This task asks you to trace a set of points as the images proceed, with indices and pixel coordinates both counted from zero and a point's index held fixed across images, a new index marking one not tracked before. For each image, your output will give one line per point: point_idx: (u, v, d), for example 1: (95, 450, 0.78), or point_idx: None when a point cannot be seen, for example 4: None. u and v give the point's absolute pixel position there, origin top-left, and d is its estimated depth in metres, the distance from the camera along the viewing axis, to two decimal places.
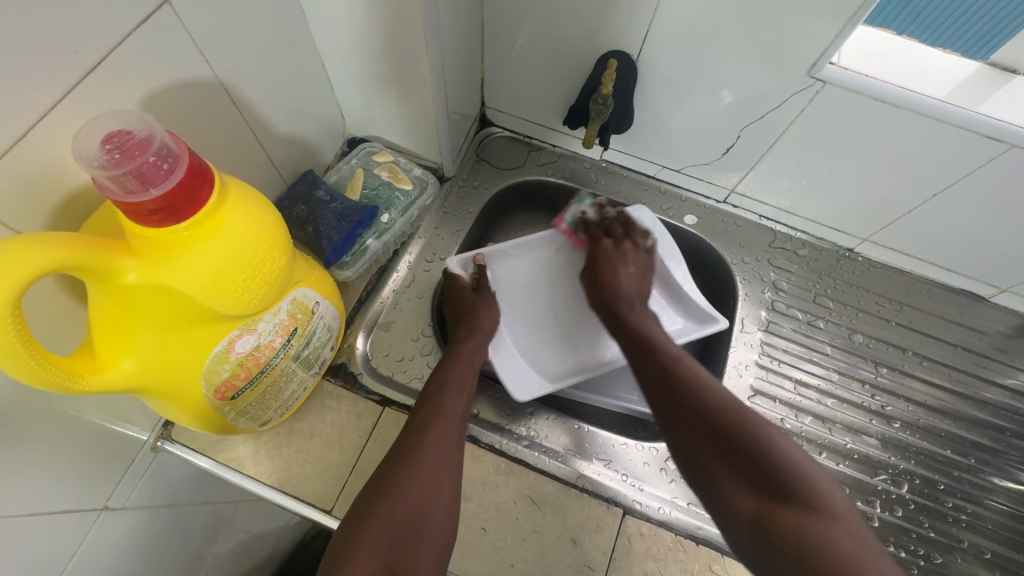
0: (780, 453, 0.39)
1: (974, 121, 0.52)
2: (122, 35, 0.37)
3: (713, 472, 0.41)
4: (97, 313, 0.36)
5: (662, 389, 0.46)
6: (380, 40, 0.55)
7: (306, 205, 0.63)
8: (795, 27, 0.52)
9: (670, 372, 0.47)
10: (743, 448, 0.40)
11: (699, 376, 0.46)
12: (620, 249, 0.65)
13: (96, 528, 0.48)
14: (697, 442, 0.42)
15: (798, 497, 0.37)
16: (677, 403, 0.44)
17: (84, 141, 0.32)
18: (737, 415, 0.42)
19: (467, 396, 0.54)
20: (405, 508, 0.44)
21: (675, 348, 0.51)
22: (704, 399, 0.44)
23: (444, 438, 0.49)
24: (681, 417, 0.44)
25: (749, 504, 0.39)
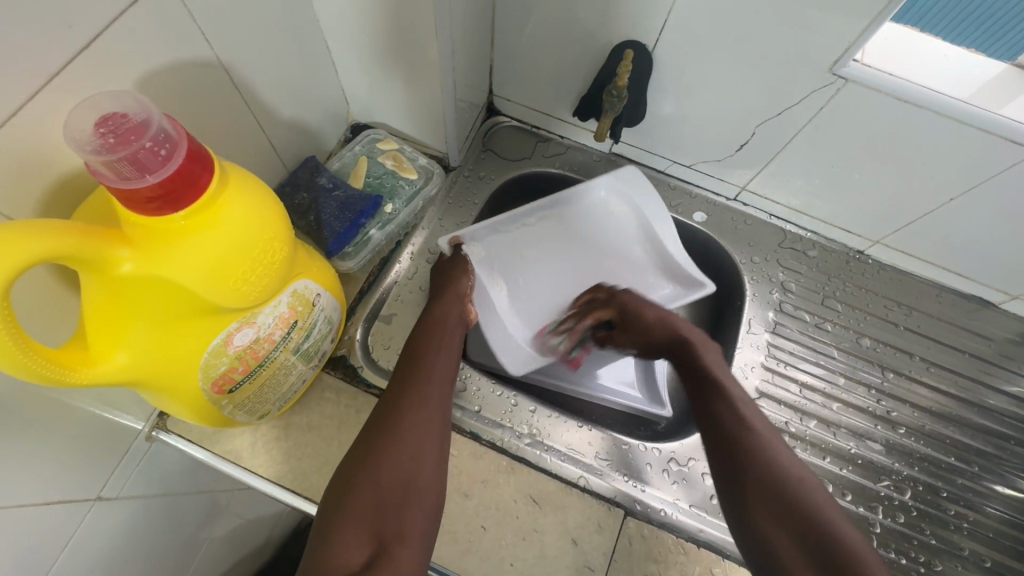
0: (852, 543, 0.38)
1: (999, 126, 0.51)
2: (118, 11, 0.35)
3: (783, 555, 0.40)
4: (90, 303, 0.35)
5: (736, 446, 0.46)
6: (388, 24, 0.53)
7: (308, 193, 0.61)
8: (819, 22, 0.50)
9: (745, 426, 0.47)
10: (814, 529, 0.40)
11: (771, 438, 0.46)
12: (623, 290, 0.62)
13: (90, 519, 0.47)
14: (768, 520, 0.42)
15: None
16: (749, 469, 0.44)
17: (75, 124, 0.30)
18: (810, 498, 0.41)
19: (447, 356, 0.53)
20: (389, 473, 0.44)
21: (746, 398, 0.50)
22: (778, 468, 0.43)
23: (424, 399, 0.49)
24: (752, 485, 0.43)
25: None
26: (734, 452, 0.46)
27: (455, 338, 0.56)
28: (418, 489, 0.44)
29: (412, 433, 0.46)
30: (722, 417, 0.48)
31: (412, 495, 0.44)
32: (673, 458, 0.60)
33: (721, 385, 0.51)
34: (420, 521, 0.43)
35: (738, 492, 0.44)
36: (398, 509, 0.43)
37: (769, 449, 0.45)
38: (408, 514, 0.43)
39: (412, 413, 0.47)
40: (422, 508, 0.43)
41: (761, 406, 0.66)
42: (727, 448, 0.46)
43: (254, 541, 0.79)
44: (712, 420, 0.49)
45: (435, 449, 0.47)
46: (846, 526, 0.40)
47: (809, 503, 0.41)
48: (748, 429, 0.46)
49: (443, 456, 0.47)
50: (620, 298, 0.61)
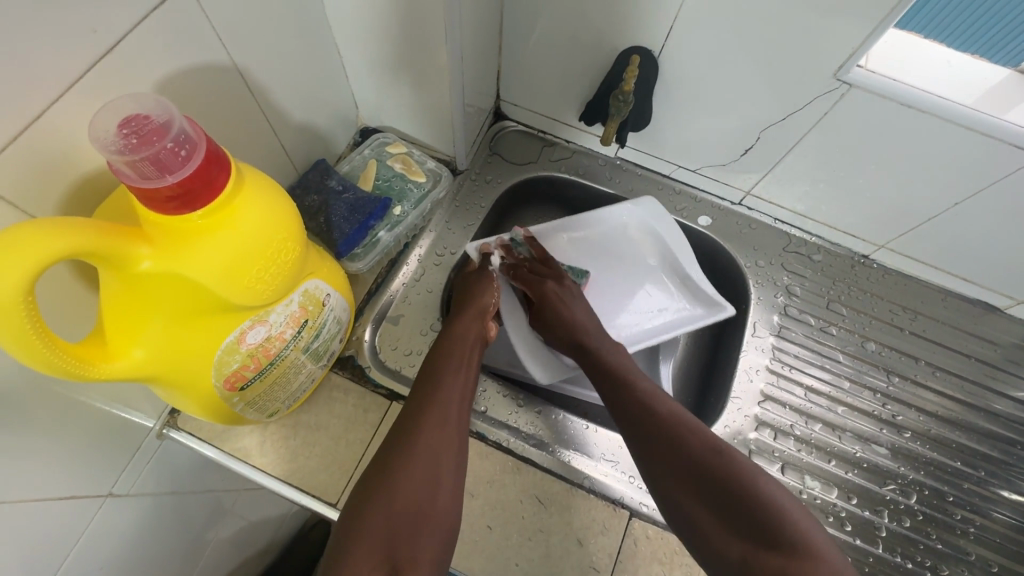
0: (760, 493, 0.43)
1: (1002, 130, 0.51)
2: (139, 17, 0.36)
3: (699, 519, 0.44)
4: (108, 299, 0.36)
5: (643, 429, 0.50)
6: (398, 30, 0.54)
7: (318, 195, 0.62)
8: (822, 28, 0.50)
9: (650, 410, 0.51)
10: (722, 489, 0.44)
11: (674, 415, 0.50)
12: (564, 284, 0.63)
13: (101, 514, 0.48)
14: (683, 488, 0.46)
15: (780, 538, 0.40)
16: (658, 448, 0.48)
17: (99, 125, 0.31)
18: (719, 459, 0.45)
19: (465, 376, 0.54)
20: (404, 496, 0.44)
21: (648, 383, 0.54)
22: (682, 441, 0.47)
23: (441, 422, 0.49)
24: (663, 461, 0.47)
25: (735, 542, 0.42)
26: (644, 435, 0.49)
27: (473, 356, 0.57)
28: (433, 513, 0.45)
29: (429, 456, 0.47)
30: (630, 405, 0.52)
31: (427, 519, 0.44)
32: None
33: (625, 376, 0.55)
34: (433, 545, 0.44)
35: (654, 471, 0.48)
36: (412, 535, 0.43)
37: (674, 425, 0.49)
38: (422, 539, 0.43)
39: (431, 436, 0.48)
40: (436, 532, 0.44)
41: (766, 409, 0.66)
42: (639, 432, 0.50)
43: (259, 541, 0.79)
44: (620, 410, 0.53)
45: (451, 473, 0.47)
46: (761, 480, 0.44)
47: (718, 465, 0.45)
48: (652, 413, 0.50)
49: (458, 478, 0.48)
50: (549, 286, 0.63)
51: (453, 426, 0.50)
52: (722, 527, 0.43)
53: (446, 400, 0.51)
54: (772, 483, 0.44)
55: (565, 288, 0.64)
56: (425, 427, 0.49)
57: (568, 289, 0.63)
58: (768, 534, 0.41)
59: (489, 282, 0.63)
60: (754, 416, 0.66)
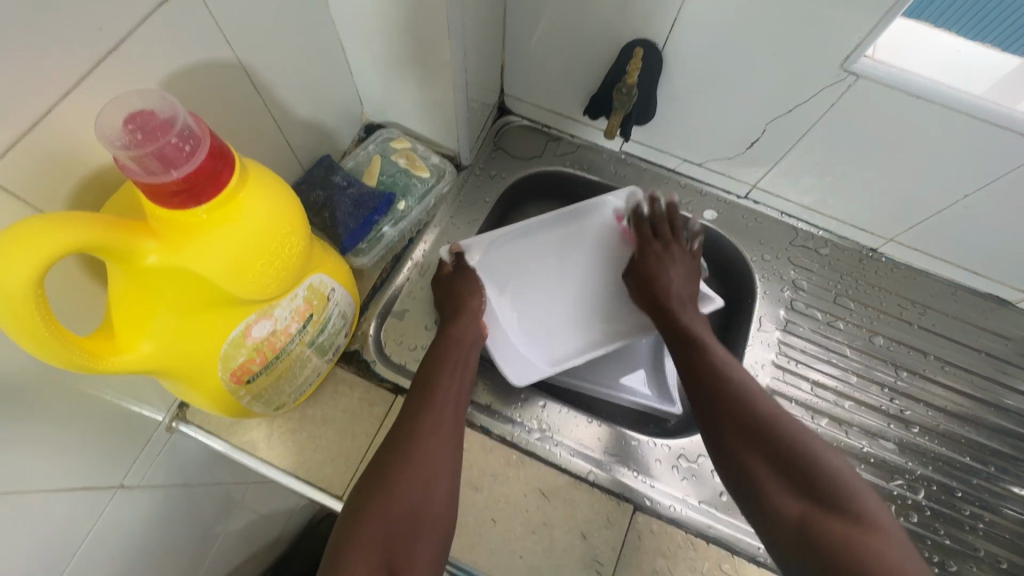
0: (828, 465, 0.43)
1: (1013, 120, 0.51)
2: (144, 14, 0.36)
3: (757, 478, 0.44)
4: (117, 293, 0.36)
5: (712, 391, 0.50)
6: (402, 25, 0.54)
7: (323, 190, 0.62)
8: (829, 20, 0.50)
9: (720, 374, 0.51)
10: (789, 458, 0.44)
11: (744, 382, 0.50)
12: (670, 248, 0.65)
13: (113, 505, 0.49)
14: (747, 452, 0.46)
15: (843, 508, 0.40)
16: (726, 412, 0.48)
17: (106, 120, 0.32)
18: (786, 428, 0.45)
19: (462, 378, 0.55)
20: (402, 498, 0.45)
21: (722, 351, 0.54)
22: (750, 408, 0.47)
23: (438, 423, 0.50)
24: (731, 423, 0.47)
25: (793, 506, 0.42)
26: (715, 400, 0.49)
27: (470, 356, 0.57)
28: (430, 516, 0.45)
29: (424, 458, 0.47)
30: (700, 363, 0.53)
31: (424, 522, 0.45)
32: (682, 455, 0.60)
33: (704, 341, 0.55)
34: (428, 548, 0.44)
35: (717, 430, 0.48)
36: (408, 538, 0.44)
37: (742, 389, 0.49)
38: (417, 542, 0.44)
39: (425, 438, 0.48)
40: (432, 537, 0.45)
41: None
42: (708, 397, 0.50)
43: (267, 535, 0.80)
44: (693, 372, 0.53)
45: (445, 475, 0.48)
46: (833, 460, 0.43)
47: (788, 435, 0.45)
48: (728, 377, 0.50)
49: (453, 482, 0.48)
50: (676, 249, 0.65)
51: (448, 427, 0.50)
52: (781, 489, 0.43)
53: (441, 402, 0.51)
54: (839, 461, 0.44)
55: (670, 252, 0.65)
56: (422, 429, 0.49)
57: (672, 252, 0.65)
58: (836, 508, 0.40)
59: (475, 283, 0.62)
60: None
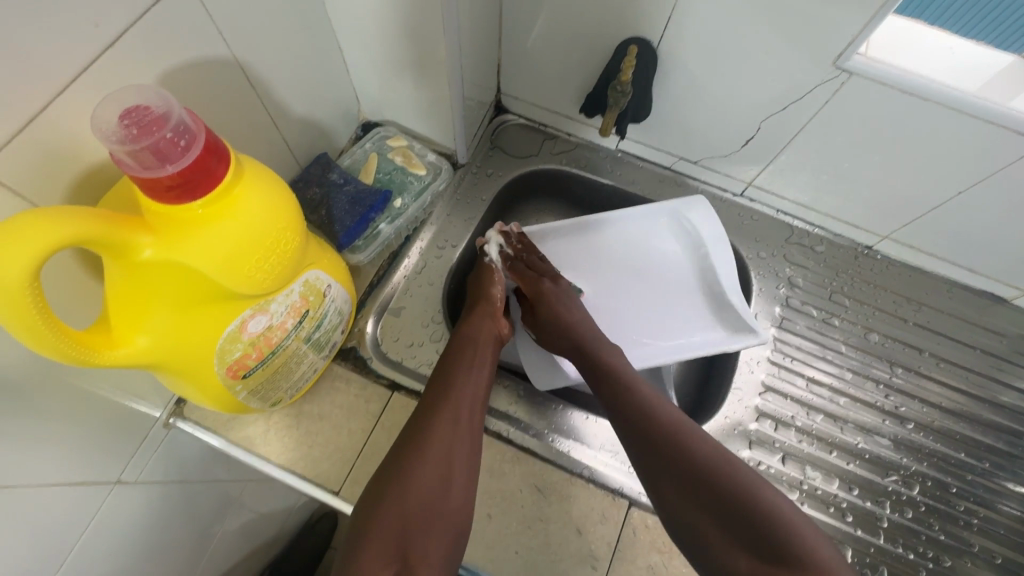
0: (768, 506, 0.43)
1: (1004, 117, 0.51)
2: (140, 10, 0.37)
3: (704, 530, 0.44)
4: (113, 287, 0.37)
5: (646, 440, 0.49)
6: (398, 24, 0.55)
7: (319, 188, 0.63)
8: (821, 17, 0.50)
9: (650, 417, 0.50)
10: (732, 504, 0.44)
11: (678, 423, 0.49)
12: (558, 283, 0.63)
13: (110, 500, 0.49)
14: (688, 505, 0.45)
15: (788, 552, 0.40)
16: (662, 461, 0.48)
17: (101, 116, 0.32)
18: (721, 470, 0.45)
19: (482, 375, 0.55)
20: (417, 493, 0.45)
21: (647, 389, 0.53)
22: (688, 455, 0.47)
23: (455, 419, 0.50)
24: (669, 472, 0.47)
25: (742, 559, 0.42)
26: (650, 447, 0.49)
27: (487, 354, 0.57)
28: (444, 511, 0.46)
29: (441, 453, 0.48)
30: (628, 406, 0.52)
31: (438, 516, 0.45)
32: None
33: (626, 380, 0.54)
34: (440, 544, 0.44)
35: (656, 479, 0.48)
36: (423, 530, 0.44)
37: (677, 432, 0.49)
38: (431, 536, 0.44)
39: (443, 434, 0.49)
40: (445, 528, 0.45)
41: (767, 400, 0.66)
42: (643, 444, 0.49)
43: (265, 533, 0.80)
44: (621, 420, 0.52)
45: (463, 469, 0.48)
46: (772, 496, 0.44)
47: (724, 478, 0.45)
48: (661, 422, 0.50)
49: (471, 478, 0.48)
50: (546, 286, 0.62)
51: (467, 423, 0.50)
52: (728, 541, 0.43)
53: (459, 400, 0.51)
54: (780, 498, 0.44)
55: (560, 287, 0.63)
56: (440, 425, 0.49)
57: (563, 287, 0.63)
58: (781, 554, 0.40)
59: (491, 277, 0.63)
60: (755, 407, 0.66)
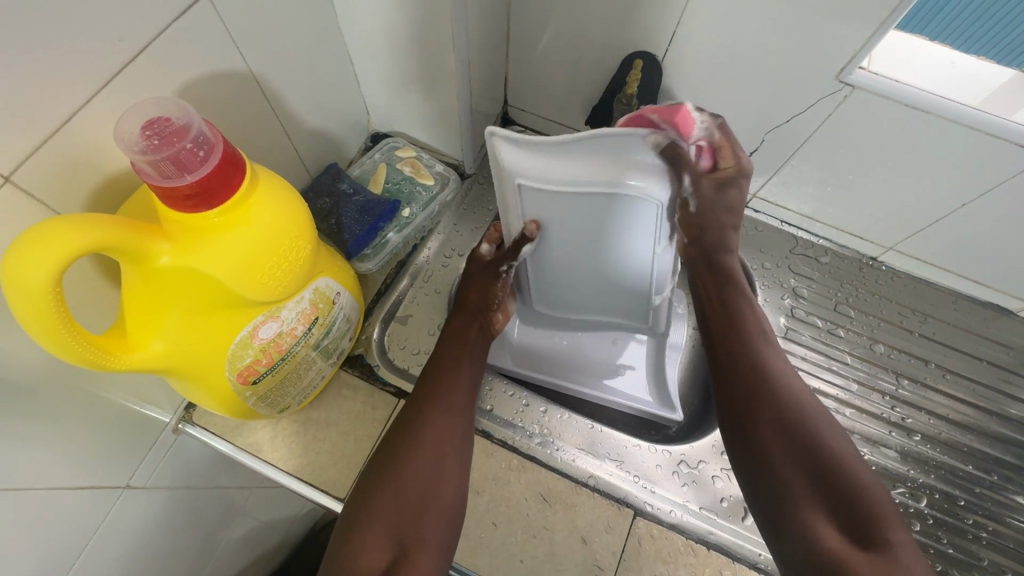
0: (855, 478, 0.40)
1: (1006, 130, 0.51)
2: (161, 26, 0.38)
3: (783, 477, 0.42)
4: (129, 293, 0.37)
5: (742, 379, 0.46)
6: (409, 39, 0.56)
7: (329, 197, 0.64)
8: (823, 33, 0.51)
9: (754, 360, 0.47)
10: (823, 459, 0.41)
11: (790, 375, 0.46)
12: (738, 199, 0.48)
13: (119, 504, 0.50)
14: (780, 449, 0.42)
15: (866, 528, 0.38)
16: (762, 401, 0.45)
17: (125, 127, 0.33)
18: (819, 431, 0.43)
19: (474, 367, 0.55)
20: (408, 481, 0.45)
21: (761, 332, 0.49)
22: (787, 404, 0.44)
23: (446, 408, 0.50)
24: (766, 409, 0.44)
25: (819, 520, 0.39)
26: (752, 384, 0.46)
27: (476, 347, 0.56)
28: (439, 498, 0.45)
29: (433, 438, 0.48)
30: (732, 346, 0.48)
31: (432, 504, 0.45)
32: (683, 461, 0.60)
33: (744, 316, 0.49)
34: (438, 529, 0.44)
35: (745, 417, 0.45)
36: (416, 516, 0.44)
37: (794, 396, 0.44)
38: (427, 522, 0.44)
39: (431, 417, 0.49)
40: (441, 517, 0.45)
41: None
42: (742, 377, 0.46)
43: (269, 541, 0.80)
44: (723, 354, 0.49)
45: (455, 458, 0.48)
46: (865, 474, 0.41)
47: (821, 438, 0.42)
48: (780, 391, 0.45)
49: (463, 462, 0.48)
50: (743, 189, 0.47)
51: (457, 413, 0.50)
52: (809, 499, 0.40)
53: (456, 390, 0.51)
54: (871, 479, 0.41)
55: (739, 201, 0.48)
56: (431, 410, 0.49)
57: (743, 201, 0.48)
58: (858, 526, 0.38)
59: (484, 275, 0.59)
60: None
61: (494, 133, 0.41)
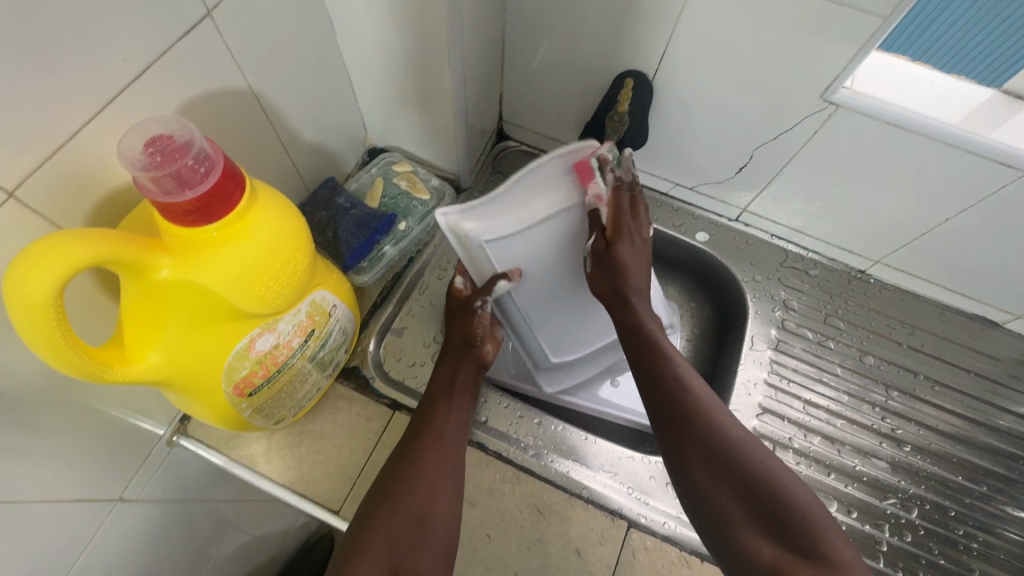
0: (792, 499, 0.41)
1: (986, 147, 0.53)
2: (164, 46, 0.39)
3: (721, 508, 0.43)
4: (128, 305, 0.38)
5: (675, 413, 0.48)
6: (406, 57, 0.57)
7: (327, 211, 0.65)
8: (807, 52, 0.53)
9: (683, 393, 0.48)
10: (756, 488, 0.42)
11: (709, 403, 0.48)
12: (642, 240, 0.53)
13: (112, 516, 0.50)
14: (711, 483, 0.44)
15: (807, 546, 0.39)
16: (685, 439, 0.46)
17: (128, 144, 0.34)
18: (750, 456, 0.44)
19: (468, 402, 0.56)
20: (404, 508, 0.46)
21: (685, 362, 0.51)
22: (717, 433, 0.45)
23: (441, 439, 0.51)
24: (691, 447, 0.46)
25: (761, 546, 0.41)
26: (675, 425, 0.47)
27: (470, 385, 0.57)
28: (435, 528, 0.46)
29: (428, 468, 0.48)
30: (663, 383, 0.49)
31: (427, 533, 0.45)
32: None
33: (664, 352, 0.51)
34: (433, 559, 0.44)
35: (677, 453, 0.47)
36: (414, 544, 0.44)
37: (722, 422, 0.46)
38: (423, 551, 0.44)
39: (426, 449, 0.50)
40: (437, 546, 0.45)
41: (764, 421, 0.67)
42: (665, 418, 0.48)
43: (261, 555, 0.80)
44: (652, 390, 0.50)
45: (450, 487, 0.48)
46: (799, 488, 0.43)
47: (751, 462, 0.43)
48: (711, 420, 0.46)
49: (456, 491, 0.49)
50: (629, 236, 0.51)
51: (450, 444, 0.51)
52: (748, 526, 0.42)
53: (448, 423, 0.53)
54: (806, 492, 0.43)
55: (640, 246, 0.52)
56: (423, 446, 0.50)
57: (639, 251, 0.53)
58: (801, 545, 0.39)
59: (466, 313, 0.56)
60: (753, 428, 0.67)
61: (445, 217, 0.50)
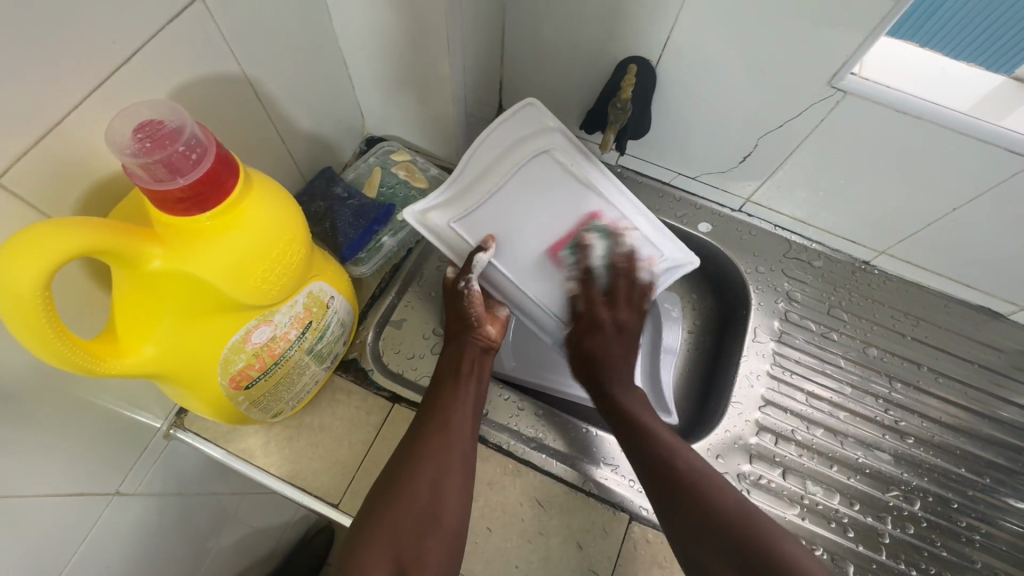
0: (792, 560, 0.42)
1: (995, 135, 0.52)
2: (153, 29, 0.38)
3: None
4: (119, 296, 0.37)
5: (665, 487, 0.48)
6: (404, 43, 0.56)
7: (324, 201, 0.64)
8: (815, 38, 0.52)
9: (668, 464, 0.48)
10: (758, 557, 0.42)
11: (698, 472, 0.48)
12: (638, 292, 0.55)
13: (108, 511, 0.49)
14: (709, 559, 0.44)
15: None
16: (679, 511, 0.46)
17: (116, 130, 0.33)
18: (745, 523, 0.44)
19: (476, 385, 0.55)
20: (408, 499, 0.46)
21: (668, 435, 0.51)
22: (710, 503, 0.46)
23: (446, 425, 0.50)
24: (686, 523, 0.46)
25: None
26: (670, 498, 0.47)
27: (478, 366, 0.56)
28: (441, 519, 0.46)
29: (431, 459, 0.48)
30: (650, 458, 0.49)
31: (432, 524, 0.45)
32: None
33: (647, 425, 0.51)
34: (439, 549, 0.45)
35: (674, 530, 0.46)
36: (418, 538, 0.44)
37: (714, 490, 0.47)
38: (428, 543, 0.44)
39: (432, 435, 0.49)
40: (442, 537, 0.45)
41: (767, 414, 0.66)
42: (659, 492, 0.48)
43: (260, 547, 0.79)
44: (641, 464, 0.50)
45: (456, 474, 0.48)
46: (794, 545, 0.43)
47: (748, 528, 0.44)
48: (704, 490, 0.46)
49: (463, 479, 0.48)
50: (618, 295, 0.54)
51: (456, 429, 0.50)
52: None
53: (455, 407, 0.52)
54: (802, 550, 0.43)
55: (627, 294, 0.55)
56: (428, 433, 0.50)
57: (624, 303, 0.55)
58: None
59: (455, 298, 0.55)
60: (755, 421, 0.66)
61: (411, 210, 0.53)
